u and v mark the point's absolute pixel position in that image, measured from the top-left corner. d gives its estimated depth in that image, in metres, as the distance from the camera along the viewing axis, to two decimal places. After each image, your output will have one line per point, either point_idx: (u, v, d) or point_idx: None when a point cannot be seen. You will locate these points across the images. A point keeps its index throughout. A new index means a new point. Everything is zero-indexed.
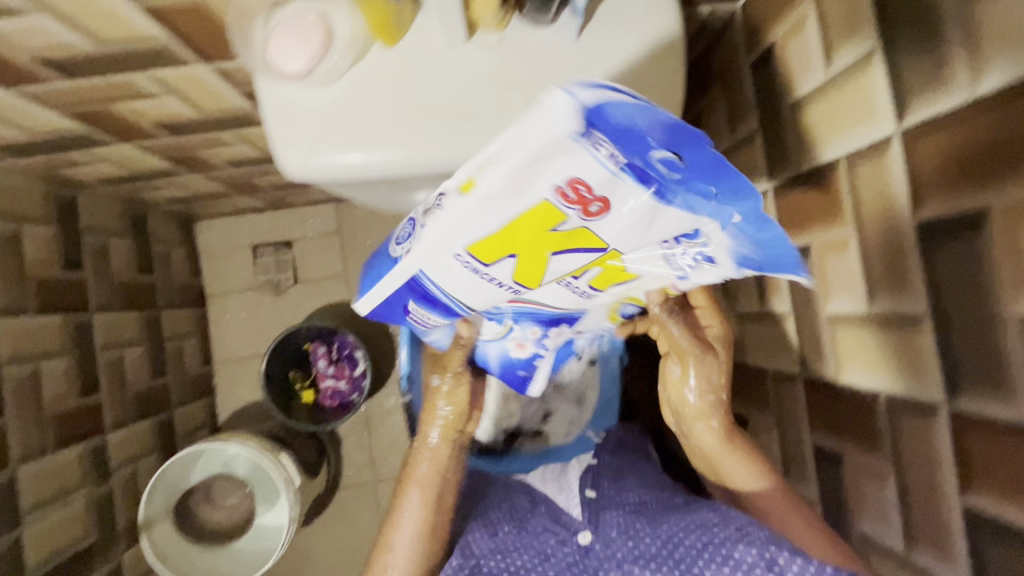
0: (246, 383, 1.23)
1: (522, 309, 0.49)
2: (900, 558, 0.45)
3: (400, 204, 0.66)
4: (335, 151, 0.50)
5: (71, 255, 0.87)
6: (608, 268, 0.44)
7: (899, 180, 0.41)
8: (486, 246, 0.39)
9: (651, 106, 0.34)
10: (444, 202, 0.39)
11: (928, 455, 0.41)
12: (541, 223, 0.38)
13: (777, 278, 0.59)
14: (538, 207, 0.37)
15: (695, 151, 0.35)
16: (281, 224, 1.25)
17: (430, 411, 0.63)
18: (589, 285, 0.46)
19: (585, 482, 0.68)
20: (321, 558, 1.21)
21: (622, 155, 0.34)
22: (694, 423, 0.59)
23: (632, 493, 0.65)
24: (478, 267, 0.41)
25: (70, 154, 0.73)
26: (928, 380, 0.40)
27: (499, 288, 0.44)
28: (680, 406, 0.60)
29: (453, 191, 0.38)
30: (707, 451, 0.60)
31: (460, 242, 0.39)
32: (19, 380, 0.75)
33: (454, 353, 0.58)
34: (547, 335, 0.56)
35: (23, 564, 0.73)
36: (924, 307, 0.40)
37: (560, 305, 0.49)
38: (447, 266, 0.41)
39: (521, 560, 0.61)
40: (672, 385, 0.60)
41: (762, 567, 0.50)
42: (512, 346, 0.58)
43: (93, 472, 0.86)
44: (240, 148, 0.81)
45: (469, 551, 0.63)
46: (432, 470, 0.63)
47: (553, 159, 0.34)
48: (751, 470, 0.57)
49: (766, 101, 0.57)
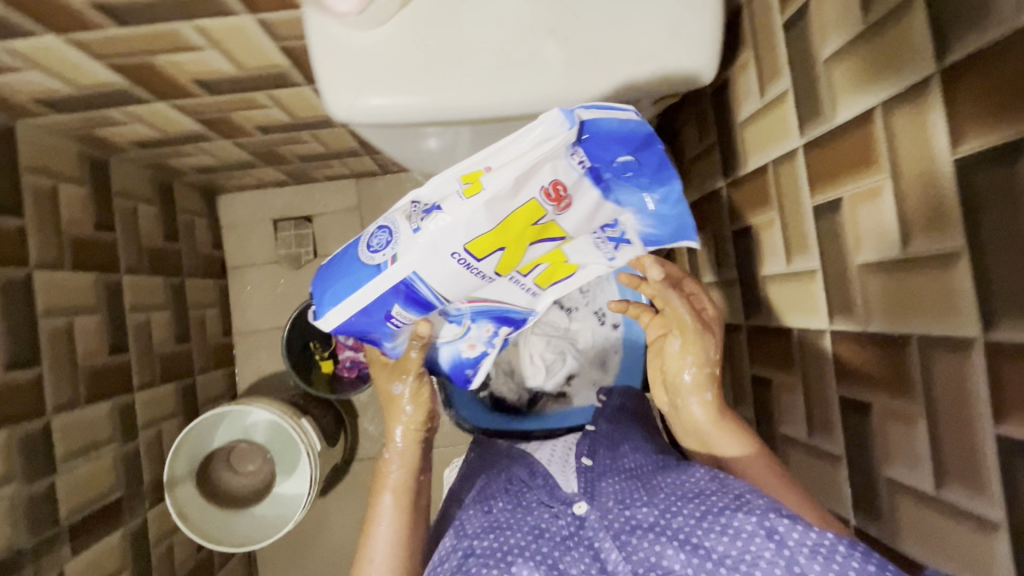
0: (265, 355, 1.25)
1: (478, 306, 0.64)
2: (927, 497, 0.46)
3: (425, 148, 0.67)
4: (381, 95, 0.51)
5: (103, 216, 0.89)
6: (555, 259, 0.63)
7: (937, 119, 0.42)
8: (481, 241, 0.53)
9: (628, 117, 0.53)
10: (447, 208, 0.51)
11: (960, 390, 0.42)
12: (528, 217, 0.55)
13: (804, 235, 0.60)
14: (529, 204, 0.53)
15: (641, 153, 0.57)
16: (301, 198, 1.27)
17: (393, 412, 0.69)
18: (534, 281, 0.65)
19: (581, 452, 0.71)
20: (336, 527, 1.22)
21: (589, 162, 0.55)
22: (688, 401, 0.64)
23: (627, 461, 0.67)
24: (472, 260, 0.55)
25: (110, 112, 0.75)
26: (962, 315, 0.41)
27: (479, 278, 0.57)
28: (676, 378, 0.65)
29: (459, 199, 0.51)
30: (687, 424, 0.66)
31: (460, 243, 0.53)
32: (56, 332, 0.77)
33: (411, 355, 0.65)
34: (496, 334, 0.71)
35: (58, 510, 0.75)
36: (961, 243, 0.41)
37: (511, 300, 0.66)
38: (445, 264, 0.54)
39: (512, 538, 0.60)
40: (671, 358, 0.66)
41: (761, 536, 0.49)
42: (465, 347, 0.71)
43: (122, 428, 0.88)
44: (273, 111, 0.82)
45: (465, 531, 0.63)
46: (402, 472, 0.68)
47: (546, 169, 0.52)
48: (734, 437, 0.63)
49: (796, 58, 0.58)
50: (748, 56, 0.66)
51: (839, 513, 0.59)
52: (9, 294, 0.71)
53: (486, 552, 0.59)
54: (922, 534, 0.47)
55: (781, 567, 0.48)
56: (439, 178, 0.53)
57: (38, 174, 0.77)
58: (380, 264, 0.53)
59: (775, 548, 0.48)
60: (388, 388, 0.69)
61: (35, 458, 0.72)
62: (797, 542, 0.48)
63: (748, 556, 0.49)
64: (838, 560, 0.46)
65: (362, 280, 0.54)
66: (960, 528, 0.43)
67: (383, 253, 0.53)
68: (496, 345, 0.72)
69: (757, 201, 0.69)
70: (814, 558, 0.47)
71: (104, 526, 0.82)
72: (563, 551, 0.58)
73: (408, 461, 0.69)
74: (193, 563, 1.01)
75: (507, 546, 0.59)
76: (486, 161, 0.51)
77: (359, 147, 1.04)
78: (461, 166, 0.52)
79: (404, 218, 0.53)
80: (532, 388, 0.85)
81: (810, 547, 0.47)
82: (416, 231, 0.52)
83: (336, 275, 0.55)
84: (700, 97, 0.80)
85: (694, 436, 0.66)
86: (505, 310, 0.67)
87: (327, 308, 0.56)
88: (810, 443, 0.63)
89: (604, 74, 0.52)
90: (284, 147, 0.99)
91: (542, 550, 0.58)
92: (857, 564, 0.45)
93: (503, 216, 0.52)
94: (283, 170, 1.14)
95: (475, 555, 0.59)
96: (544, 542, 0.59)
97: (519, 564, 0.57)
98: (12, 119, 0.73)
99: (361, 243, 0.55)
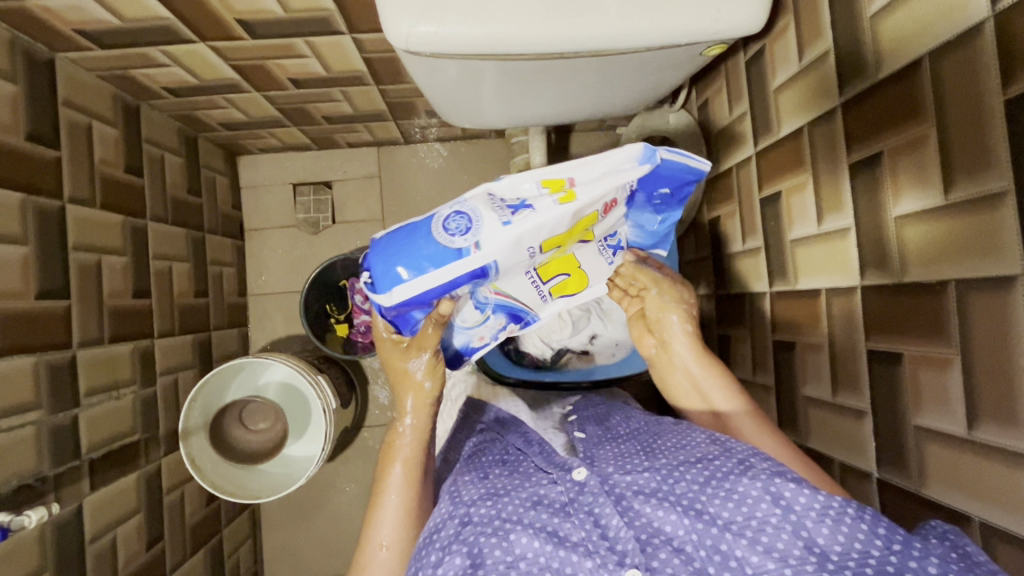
0: (279, 318, 1.24)
1: (501, 300, 0.67)
2: (959, 441, 0.49)
3: (460, 87, 0.68)
4: (441, 19, 0.51)
5: (133, 160, 0.90)
6: (570, 265, 0.69)
7: (989, 65, 0.44)
8: (552, 240, 0.61)
9: (685, 161, 0.66)
10: (538, 208, 0.59)
11: (1000, 327, 0.44)
12: (586, 222, 0.64)
13: (837, 193, 0.61)
14: (591, 213, 0.63)
15: (679, 184, 0.69)
16: (322, 162, 1.25)
17: (404, 378, 0.68)
18: (549, 290, 0.69)
19: (572, 429, 0.70)
20: (343, 491, 1.22)
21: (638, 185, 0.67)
22: (673, 332, 0.71)
23: (620, 429, 0.66)
24: (536, 254, 0.62)
25: (150, 52, 0.76)
26: (1007, 255, 0.43)
27: (527, 261, 0.63)
28: (657, 319, 0.72)
29: (553, 202, 0.59)
30: (678, 371, 0.71)
31: (539, 240, 0.60)
32: (82, 267, 0.78)
33: (428, 332, 0.64)
34: (503, 330, 0.72)
35: (79, 443, 0.76)
36: (1007, 182, 0.43)
37: (524, 300, 0.68)
38: (518, 256, 0.60)
39: (510, 505, 0.56)
40: (650, 301, 0.72)
41: (767, 501, 0.48)
42: (473, 338, 0.71)
43: (141, 372, 0.89)
44: (310, 63, 0.82)
45: (460, 499, 0.59)
46: (412, 441, 0.68)
47: (614, 186, 0.62)
48: (726, 391, 0.67)
49: (839, 18, 0.59)
50: (788, 21, 0.67)
51: (862, 468, 0.60)
52: (43, 223, 0.72)
53: (483, 520, 0.55)
54: (951, 475, 0.50)
55: (789, 532, 0.46)
56: (520, 185, 0.61)
57: (73, 109, 0.78)
58: (461, 248, 0.56)
59: (781, 514, 0.47)
60: (400, 364, 0.67)
61: (60, 388, 0.73)
62: (804, 507, 0.47)
63: (753, 521, 0.48)
64: (847, 522, 0.45)
65: (441, 261, 0.56)
66: (993, 466, 0.46)
67: (468, 237, 0.56)
68: (500, 339, 0.73)
69: (788, 165, 0.69)
70: (823, 521, 0.46)
71: (121, 466, 0.83)
72: (563, 517, 0.54)
73: (420, 432, 0.69)
74: (202, 515, 1.01)
75: (504, 513, 0.55)
76: (570, 173, 0.61)
77: (386, 110, 1.03)
78: (544, 173, 0.61)
79: (489, 210, 0.57)
80: (554, 346, 0.86)
81: (818, 511, 0.46)
82: (506, 224, 0.57)
83: (402, 251, 0.56)
84: (735, 65, 0.80)
85: (693, 391, 0.71)
86: (517, 309, 0.69)
87: (391, 285, 0.56)
88: (834, 403, 0.64)
89: (657, 20, 0.53)
90: (312, 105, 0.98)
91: (542, 517, 0.54)
92: (866, 527, 0.44)
93: (574, 220, 0.61)
94: (306, 133, 1.13)
95: (472, 523, 0.55)
96: (543, 509, 0.55)
97: (518, 531, 0.52)
98: (51, 52, 0.74)
99: (436, 225, 0.56)
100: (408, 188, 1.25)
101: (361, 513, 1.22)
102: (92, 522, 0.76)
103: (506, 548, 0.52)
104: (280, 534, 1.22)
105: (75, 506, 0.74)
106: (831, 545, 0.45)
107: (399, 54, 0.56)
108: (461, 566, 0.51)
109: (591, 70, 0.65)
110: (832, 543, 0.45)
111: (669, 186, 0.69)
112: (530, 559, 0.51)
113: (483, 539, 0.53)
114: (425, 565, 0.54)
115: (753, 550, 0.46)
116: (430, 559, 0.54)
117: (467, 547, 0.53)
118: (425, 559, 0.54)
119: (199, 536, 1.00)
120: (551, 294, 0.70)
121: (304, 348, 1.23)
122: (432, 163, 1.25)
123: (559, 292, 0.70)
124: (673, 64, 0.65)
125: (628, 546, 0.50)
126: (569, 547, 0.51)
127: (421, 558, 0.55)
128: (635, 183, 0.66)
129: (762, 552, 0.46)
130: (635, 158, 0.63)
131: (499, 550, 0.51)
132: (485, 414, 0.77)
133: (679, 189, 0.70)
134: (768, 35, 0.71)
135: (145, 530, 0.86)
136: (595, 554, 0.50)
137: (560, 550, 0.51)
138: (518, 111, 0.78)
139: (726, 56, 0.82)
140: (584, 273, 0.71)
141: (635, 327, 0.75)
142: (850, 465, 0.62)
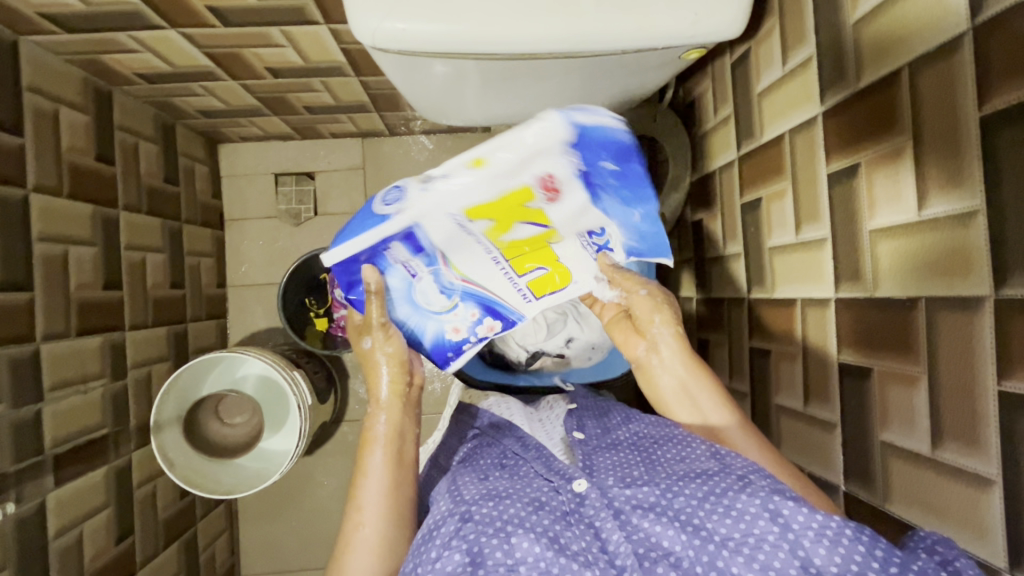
0: (258, 309, 1.23)
1: (469, 288, 0.65)
2: (923, 459, 0.49)
3: (439, 85, 0.66)
4: (404, 19, 0.50)
5: (105, 147, 0.87)
6: (546, 257, 0.67)
7: (964, 81, 0.43)
8: (478, 208, 0.57)
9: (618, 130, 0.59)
10: (456, 173, 0.54)
11: (965, 347, 0.44)
12: (521, 200, 0.60)
13: (815, 202, 0.60)
14: (520, 186, 0.58)
15: (626, 169, 0.64)
16: (306, 154, 1.22)
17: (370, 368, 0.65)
18: (527, 285, 0.66)
19: (570, 427, 0.66)
20: (321, 484, 1.22)
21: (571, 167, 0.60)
22: (657, 332, 0.66)
23: (620, 433, 0.63)
24: (469, 225, 0.59)
25: (118, 38, 0.74)
26: (974, 278, 0.43)
27: (463, 226, 0.58)
28: (641, 318, 0.68)
29: (468, 167, 0.54)
30: (664, 375, 0.66)
31: (462, 207, 0.56)
32: (48, 258, 0.76)
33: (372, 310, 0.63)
34: (481, 323, 0.68)
35: (42, 438, 0.74)
36: (980, 201, 0.42)
37: (496, 288, 0.65)
38: (445, 224, 0.57)
39: (512, 507, 0.52)
40: (637, 300, 0.68)
41: (765, 518, 0.45)
42: (449, 329, 0.68)
43: (111, 365, 0.87)
44: (287, 53, 0.80)
45: (462, 498, 0.54)
46: (390, 421, 0.63)
47: (543, 156, 0.56)
48: (717, 402, 0.63)
49: (825, 22, 0.57)
50: (773, 23, 0.65)
51: (829, 480, 0.61)
52: (3, 213, 0.70)
53: (484, 519, 0.51)
54: (914, 493, 0.50)
55: (785, 551, 0.44)
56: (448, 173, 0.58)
57: (38, 94, 0.75)
58: (385, 214, 0.54)
59: (779, 532, 0.44)
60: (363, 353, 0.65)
61: (22, 381, 0.72)
62: (802, 526, 0.44)
63: (750, 538, 0.45)
64: (844, 543, 0.42)
65: (369, 228, 0.54)
66: (953, 486, 0.46)
67: (396, 206, 0.54)
68: (479, 335, 0.69)
69: (768, 171, 0.68)
70: (820, 541, 0.43)
71: (88, 460, 0.81)
72: (564, 525, 0.51)
73: (399, 413, 0.63)
74: (175, 508, 1.00)
75: (506, 515, 0.51)
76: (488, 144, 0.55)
77: (369, 102, 1.01)
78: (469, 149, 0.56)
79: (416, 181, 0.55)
80: (529, 349, 0.86)
81: (816, 531, 0.43)
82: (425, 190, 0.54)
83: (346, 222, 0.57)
84: (720, 66, 0.78)
85: (686, 402, 0.65)
86: (492, 301, 0.66)
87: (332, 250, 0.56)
88: (805, 413, 0.64)
89: (629, 21, 0.52)
90: (292, 94, 0.95)
91: (543, 522, 0.50)
92: (864, 548, 0.41)
93: (497, 189, 0.56)
94: (288, 123, 1.10)
95: (472, 520, 0.51)
96: (545, 515, 0.51)
97: (519, 534, 0.49)
98: (14, 34, 0.72)
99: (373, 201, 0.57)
100: (392, 182, 1.23)
101: (339, 508, 1.22)
102: (56, 517, 0.76)
103: (506, 551, 0.48)
104: (257, 527, 1.22)
105: (37, 502, 0.73)
106: (827, 565, 0.42)
107: (368, 51, 0.55)
108: (459, 563, 0.47)
109: (570, 70, 0.63)
110: (828, 564, 0.42)
111: (610, 168, 0.63)
112: (530, 564, 0.47)
113: (483, 539, 0.48)
114: (423, 561, 0.49)
115: (748, 568, 0.44)
116: (429, 554, 0.49)
117: (466, 544, 0.48)
118: (423, 555, 0.50)
119: (172, 529, 0.99)
120: (530, 291, 0.67)
121: (284, 342, 1.21)
122: (418, 157, 1.23)
123: (537, 290, 0.67)
124: (654, 66, 0.64)
125: (627, 561, 0.48)
126: (570, 555, 0.48)
127: (419, 554, 0.50)
128: (573, 159, 0.59)
129: (757, 570, 0.43)
130: (553, 126, 0.54)
131: (500, 552, 0.48)
132: (479, 414, 0.72)
133: (630, 174, 0.64)
134: (753, 37, 0.70)
135: (114, 524, 0.85)
136: (594, 566, 0.48)
137: (561, 557, 0.47)
138: (500, 111, 0.76)
139: (713, 56, 0.80)
140: (563, 267, 0.68)
141: (619, 332, 0.71)
142: (818, 477, 0.62)
